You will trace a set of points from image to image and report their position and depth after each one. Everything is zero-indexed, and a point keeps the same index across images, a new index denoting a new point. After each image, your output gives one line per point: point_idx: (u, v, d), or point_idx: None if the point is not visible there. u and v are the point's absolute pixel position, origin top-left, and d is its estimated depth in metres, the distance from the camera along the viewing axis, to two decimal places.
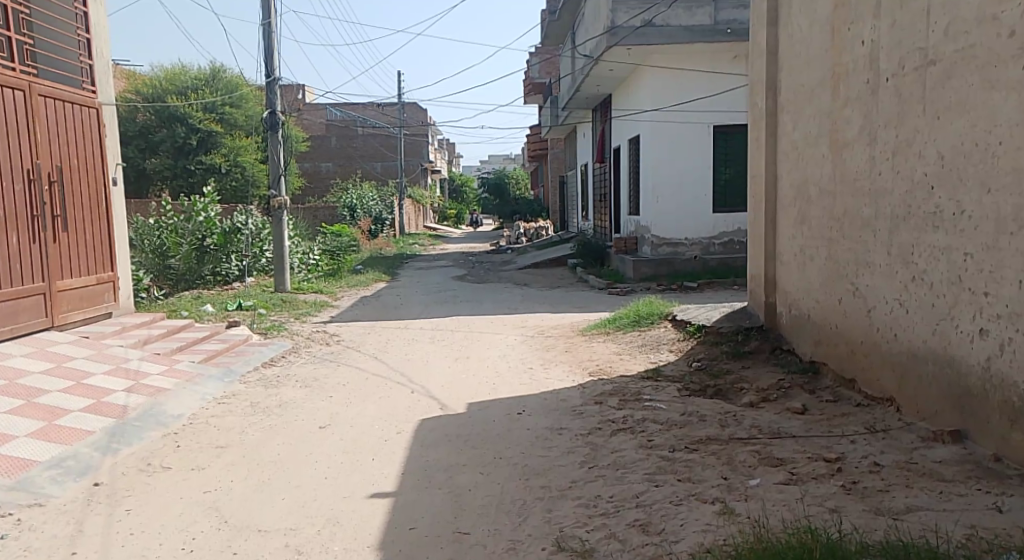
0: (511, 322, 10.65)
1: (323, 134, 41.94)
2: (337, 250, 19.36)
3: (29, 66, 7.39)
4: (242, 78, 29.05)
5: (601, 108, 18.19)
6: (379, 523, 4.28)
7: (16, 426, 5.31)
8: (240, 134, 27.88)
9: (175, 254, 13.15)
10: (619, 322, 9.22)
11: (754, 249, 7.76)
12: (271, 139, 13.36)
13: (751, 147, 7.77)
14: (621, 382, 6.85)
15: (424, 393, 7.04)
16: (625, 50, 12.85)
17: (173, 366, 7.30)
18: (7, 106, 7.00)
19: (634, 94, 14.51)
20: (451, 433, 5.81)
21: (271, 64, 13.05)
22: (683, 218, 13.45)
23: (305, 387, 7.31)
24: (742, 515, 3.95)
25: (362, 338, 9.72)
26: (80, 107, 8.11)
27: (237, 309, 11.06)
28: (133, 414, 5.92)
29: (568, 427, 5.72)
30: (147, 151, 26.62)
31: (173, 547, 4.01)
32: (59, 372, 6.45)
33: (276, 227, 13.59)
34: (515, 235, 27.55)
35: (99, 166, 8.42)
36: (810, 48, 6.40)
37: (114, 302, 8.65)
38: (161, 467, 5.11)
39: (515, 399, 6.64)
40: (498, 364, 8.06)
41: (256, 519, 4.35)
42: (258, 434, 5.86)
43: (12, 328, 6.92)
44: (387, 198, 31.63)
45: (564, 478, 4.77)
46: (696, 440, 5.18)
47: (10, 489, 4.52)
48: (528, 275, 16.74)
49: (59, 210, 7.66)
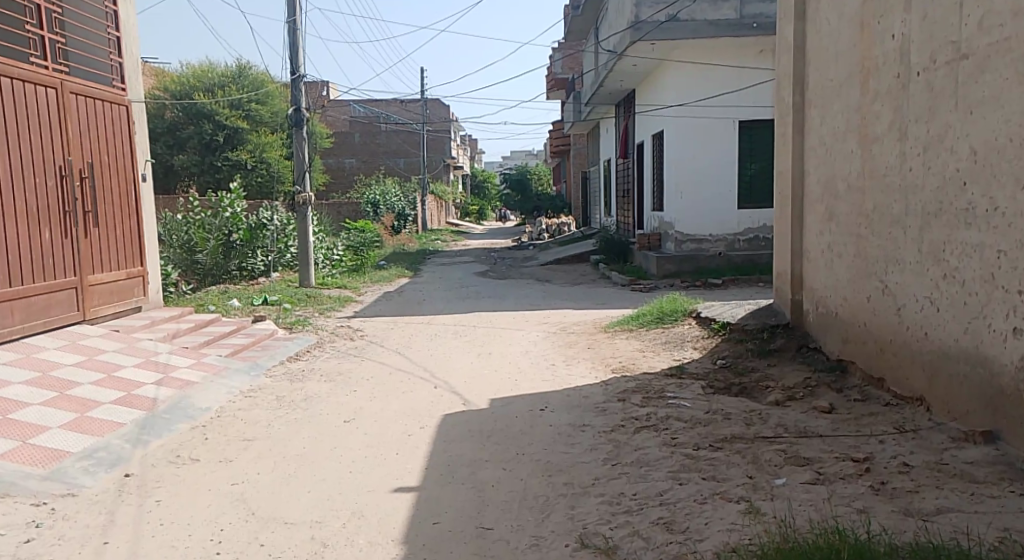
0: (534, 318, 10.64)
1: (347, 131, 42.24)
2: (361, 246, 19.35)
3: (60, 64, 7.50)
4: (268, 75, 29.29)
5: (624, 103, 18.07)
6: (404, 517, 4.31)
7: (49, 418, 5.40)
8: (265, 131, 28.10)
9: (202, 249, 13.27)
10: (642, 319, 9.16)
11: (780, 245, 7.69)
12: (296, 135, 13.48)
13: (778, 142, 7.68)
14: (644, 380, 6.82)
15: (448, 388, 7.06)
16: (649, 45, 12.79)
17: (201, 359, 7.40)
18: (40, 104, 7.11)
19: (658, 89, 14.42)
20: (473, 428, 5.83)
21: (295, 61, 13.13)
22: (707, 214, 13.36)
23: (330, 381, 7.37)
24: (768, 515, 3.92)
25: (385, 334, 9.78)
26: (110, 104, 8.21)
27: (262, 303, 11.18)
28: (162, 407, 6.01)
29: (591, 425, 5.70)
30: (175, 147, 26.93)
31: (202, 538, 4.06)
32: (91, 365, 6.56)
33: (301, 223, 13.68)
34: (537, 231, 27.53)
35: (128, 161, 8.53)
36: (837, 42, 6.32)
37: (142, 296, 8.75)
38: (189, 459, 5.17)
39: (538, 395, 6.63)
40: (520, 360, 8.05)
41: (283, 511, 4.40)
42: (283, 427, 5.91)
43: (44, 321, 7.04)
44: (410, 194, 31.74)
45: (587, 475, 4.76)
46: (720, 438, 5.14)
47: (43, 479, 4.60)
48: (550, 272, 16.72)
49: (90, 205, 7.77)
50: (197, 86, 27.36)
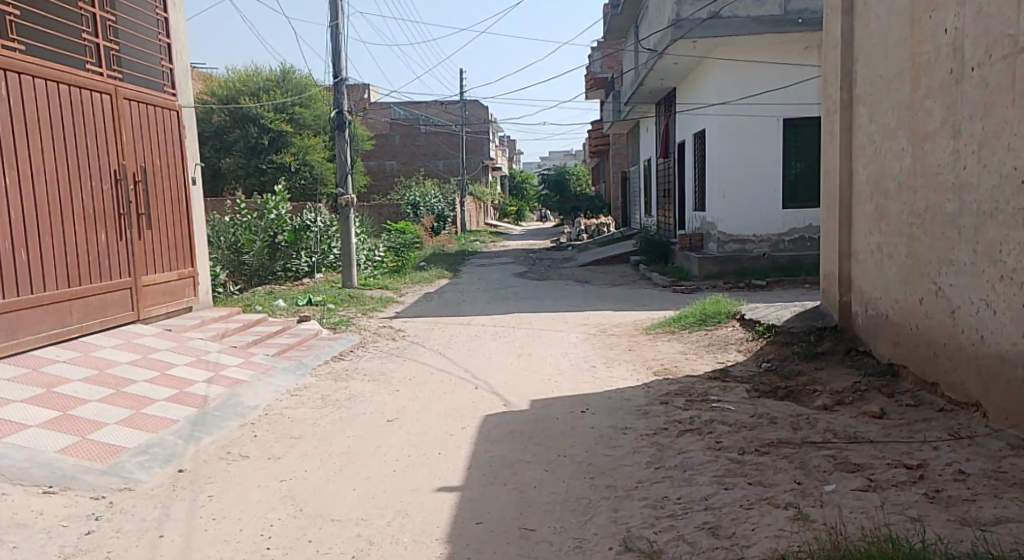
0: (575, 319, 10.61)
1: (387, 133, 42.68)
2: (402, 247, 19.50)
3: (115, 71, 7.70)
4: (311, 79, 29.70)
5: (664, 102, 17.92)
6: (449, 516, 4.33)
7: (106, 414, 5.54)
8: (309, 134, 28.52)
9: (249, 250, 13.51)
10: (684, 321, 9.08)
11: (827, 246, 7.54)
12: (338, 138, 13.66)
13: (824, 140, 7.54)
14: (688, 382, 6.74)
15: (488, 389, 7.08)
16: (691, 44, 12.64)
17: (249, 359, 7.53)
18: (95, 111, 7.31)
19: (700, 87, 14.29)
20: (515, 429, 5.83)
21: (338, 65, 13.30)
22: (752, 215, 13.17)
23: (373, 381, 7.45)
24: (817, 522, 3.85)
25: (426, 334, 9.85)
26: (162, 109, 8.40)
27: (307, 304, 11.35)
28: (213, 404, 6.13)
29: (633, 427, 5.66)
30: (222, 151, 27.51)
31: (253, 533, 4.13)
32: (144, 363, 6.72)
33: (343, 224, 13.85)
34: (576, 232, 27.44)
35: (179, 165, 8.72)
36: (887, 38, 6.18)
37: (194, 297, 8.94)
38: (239, 456, 5.27)
39: (579, 397, 6.60)
40: (561, 362, 8.03)
41: (330, 508, 4.45)
42: (328, 426, 5.99)
43: (101, 321, 7.24)
44: (449, 195, 31.92)
45: (630, 478, 4.72)
46: (767, 443, 5.07)
47: (102, 473, 4.73)
48: (590, 273, 16.65)
49: (144, 208, 7.96)
50: (243, 90, 27.88)
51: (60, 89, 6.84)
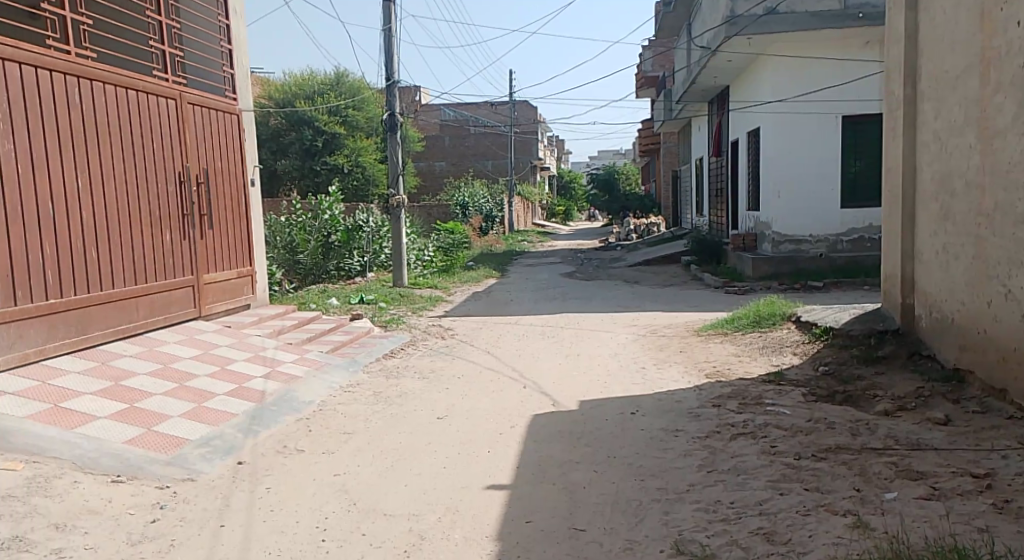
0: (624, 320, 10.53)
1: (437, 133, 43.10)
2: (451, 247, 19.62)
3: (179, 76, 7.92)
4: (365, 81, 30.11)
5: (717, 100, 17.66)
6: (498, 514, 4.34)
7: (169, 407, 5.70)
8: (361, 135, 28.94)
9: (304, 249, 13.80)
10: (737, 322, 8.93)
11: (889, 247, 7.33)
12: (390, 140, 13.82)
13: (886, 137, 7.33)
14: (741, 385, 6.63)
15: (537, 389, 7.06)
16: (745, 41, 12.49)
17: (304, 355, 7.66)
18: (161, 115, 7.53)
19: (754, 84, 14.05)
20: (565, 429, 5.81)
21: (390, 67, 13.45)
22: (809, 214, 12.88)
23: (423, 379, 7.50)
24: (878, 530, 3.74)
25: (475, 333, 9.88)
26: (223, 113, 8.61)
27: (359, 302, 11.52)
28: (270, 399, 6.26)
29: (684, 430, 5.59)
30: (279, 153, 28.07)
31: (308, 525, 4.21)
32: (205, 358, 6.89)
33: (394, 224, 14.00)
34: (625, 231, 27.25)
35: (239, 167, 8.93)
36: (955, 32, 5.98)
37: (251, 295, 9.15)
38: (296, 450, 5.37)
39: (630, 398, 6.55)
40: (611, 363, 7.98)
41: (383, 503, 4.50)
42: (380, 422, 6.06)
43: (165, 317, 7.45)
44: (497, 195, 32.01)
45: (681, 481, 4.66)
46: (824, 448, 4.94)
47: (166, 464, 4.87)
48: (640, 273, 16.50)
49: (206, 209, 8.17)
50: (299, 94, 28.41)
51: (128, 94, 7.05)
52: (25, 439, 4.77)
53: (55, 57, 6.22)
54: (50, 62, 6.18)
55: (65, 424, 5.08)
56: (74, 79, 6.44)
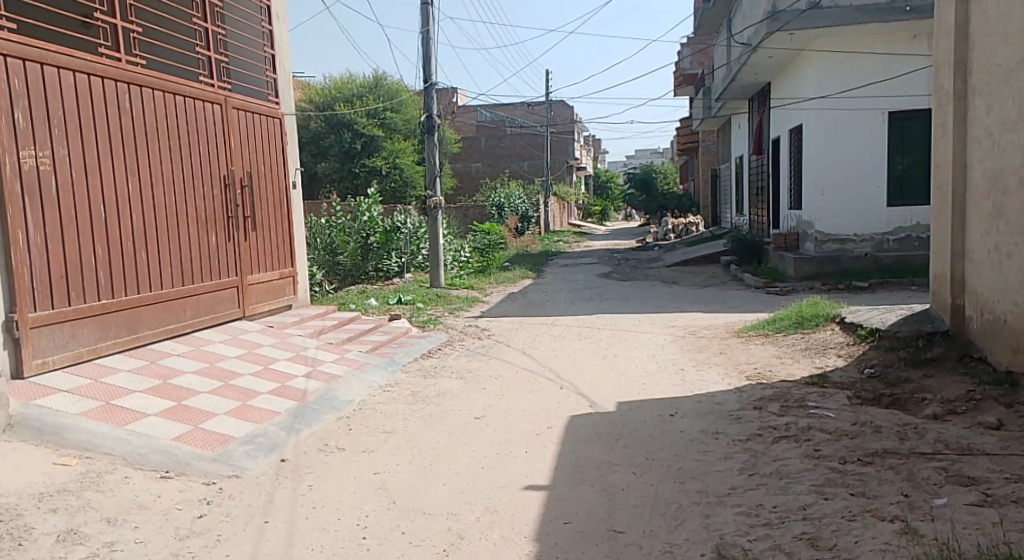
0: (662, 322, 10.44)
1: (474, 135, 43.26)
2: (486, 248, 19.67)
3: (224, 82, 8.07)
4: (402, 84, 30.35)
5: (758, 97, 17.42)
6: (537, 514, 4.33)
7: (214, 405, 5.81)
8: (399, 138, 29.18)
9: (343, 250, 13.94)
10: (779, 323, 8.79)
11: (937, 246, 7.15)
12: (427, 142, 13.91)
13: (934, 133, 7.16)
14: (783, 388, 6.52)
15: (574, 390, 7.04)
16: (788, 36, 12.29)
17: (344, 355, 7.75)
18: (207, 120, 7.67)
19: (796, 81, 13.83)
20: (603, 430, 5.78)
21: (428, 69, 13.54)
22: (853, 213, 12.64)
23: (460, 379, 7.53)
24: (928, 537, 3.66)
25: (512, 333, 9.90)
26: (266, 117, 8.76)
27: (397, 302, 11.61)
28: (311, 398, 6.34)
29: (724, 432, 5.52)
30: (319, 156, 28.41)
31: (350, 522, 4.24)
32: (249, 357, 7.01)
33: (432, 225, 14.08)
34: (662, 231, 27.05)
35: (281, 170, 9.06)
36: (1008, 25, 5.82)
37: (293, 295, 9.28)
38: (336, 448, 5.43)
39: (669, 400, 6.49)
40: (649, 364, 7.92)
41: (422, 502, 4.52)
42: (419, 421, 6.10)
43: (210, 317, 7.59)
44: (533, 196, 32.02)
45: (723, 484, 4.60)
46: (871, 453, 4.84)
47: (212, 460, 4.96)
48: (678, 274, 16.34)
49: (250, 211, 8.31)
50: (338, 97, 28.77)
51: (175, 100, 7.20)
52: (78, 436, 4.90)
53: (106, 64, 6.38)
54: (101, 69, 6.34)
55: (116, 421, 5.20)
56: (124, 86, 6.60)
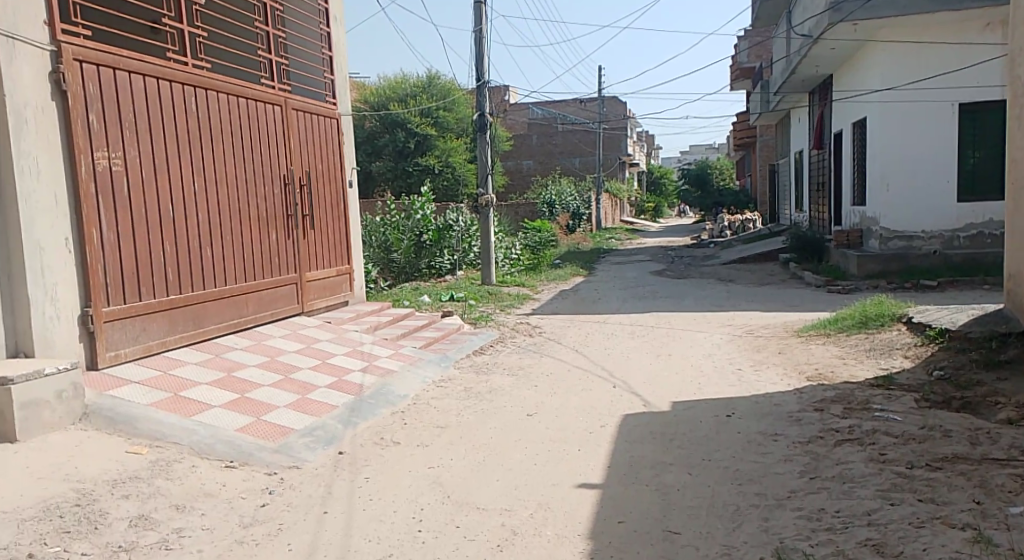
0: (718, 320, 10.26)
1: (526, 132, 43.29)
2: (537, 245, 19.65)
3: (284, 84, 8.22)
4: (456, 83, 30.52)
5: (819, 91, 16.99)
6: (590, 512, 4.31)
7: (276, 398, 5.93)
8: (451, 136, 29.38)
9: (397, 248, 14.12)
10: (842, 323, 8.55)
11: (1012, 242, 6.86)
12: (480, 140, 13.97)
13: (1009, 125, 6.86)
14: (846, 389, 6.35)
15: (627, 388, 6.97)
16: (852, 26, 11.94)
17: (399, 350, 7.83)
18: (268, 121, 7.84)
19: (861, 73, 13.43)
20: (658, 430, 5.70)
21: (482, 67, 13.57)
22: (921, 209, 12.23)
23: (513, 375, 7.54)
24: (1002, 547, 3.52)
25: (563, 331, 9.87)
26: (324, 118, 8.90)
27: (449, 299, 11.68)
28: (368, 392, 6.42)
29: (784, 434, 5.39)
30: (373, 155, 28.75)
31: (405, 515, 4.28)
32: (308, 352, 7.14)
33: (483, 223, 14.13)
34: (718, 228, 26.63)
35: (338, 169, 9.20)
36: None
37: (349, 292, 9.41)
38: (391, 442, 5.48)
39: (725, 400, 6.37)
40: (705, 364, 7.78)
41: (476, 497, 4.53)
42: (472, 417, 6.12)
43: (271, 313, 7.75)
44: (585, 193, 31.88)
45: (782, 487, 4.50)
46: (940, 458, 4.68)
47: (273, 451, 5.07)
48: (734, 271, 16.05)
49: (308, 209, 8.46)
50: (393, 97, 29.12)
51: (238, 102, 7.37)
52: (148, 425, 5.06)
53: (174, 68, 6.56)
54: (169, 74, 6.52)
55: (183, 412, 5.35)
56: (190, 89, 6.78)
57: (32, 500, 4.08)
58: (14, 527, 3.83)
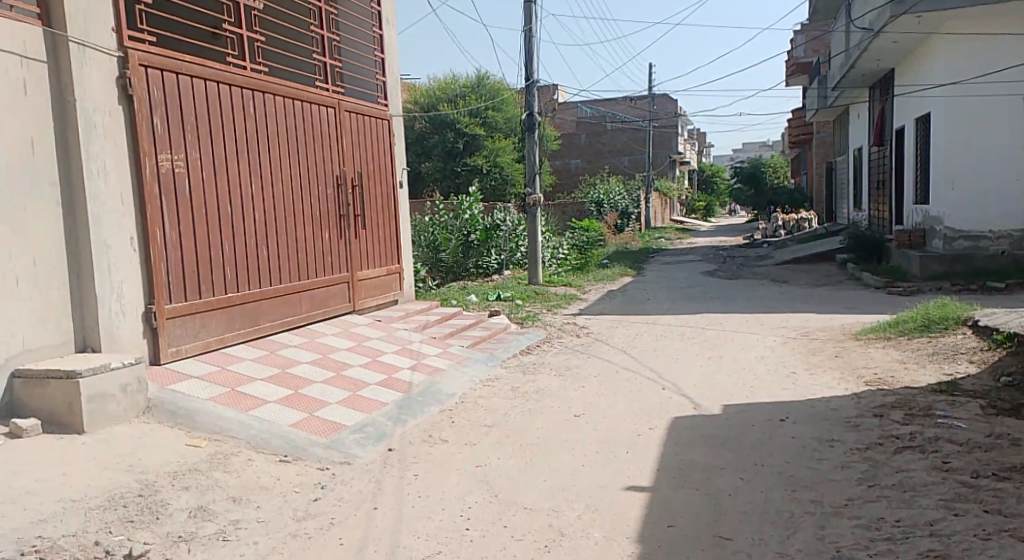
0: (771, 322, 10.05)
1: (574, 132, 43.14)
2: (585, 245, 19.52)
3: (338, 86, 8.33)
4: (504, 83, 30.60)
5: (880, 86, 16.52)
6: (638, 515, 4.26)
7: (328, 394, 6.01)
8: (500, 136, 29.48)
9: (445, 248, 14.12)
10: (902, 326, 8.28)
11: None
12: (528, 139, 13.97)
13: None
14: (907, 394, 6.15)
15: (676, 390, 6.88)
16: (914, 19, 11.61)
17: (447, 349, 7.88)
18: (323, 123, 7.96)
19: (923, 67, 13.03)
20: (708, 433, 5.61)
21: (531, 66, 13.57)
22: (988, 208, 11.79)
23: (560, 375, 7.52)
24: None
25: (611, 332, 9.79)
26: (376, 119, 9.00)
27: (497, 299, 11.71)
28: (417, 390, 6.48)
29: (840, 440, 5.25)
30: (422, 155, 28.99)
31: (453, 513, 4.30)
32: (359, 350, 7.22)
33: (531, 223, 14.11)
34: (771, 228, 26.15)
35: (389, 170, 9.28)
36: None
37: (399, 291, 9.50)
38: (439, 440, 5.51)
39: (779, 404, 6.24)
40: (757, 366, 7.62)
41: (523, 497, 4.52)
42: (519, 416, 6.12)
43: (324, 311, 7.87)
44: (634, 192, 31.59)
45: (838, 494, 4.38)
46: (1008, 468, 4.50)
47: (325, 446, 5.14)
48: (788, 272, 15.69)
49: (360, 210, 8.57)
50: (442, 98, 29.33)
51: (294, 105, 7.50)
52: (207, 419, 5.19)
53: (233, 73, 6.70)
54: (229, 78, 6.67)
55: (241, 406, 5.47)
56: (249, 92, 6.92)
57: (98, 489, 4.21)
58: (81, 515, 3.95)
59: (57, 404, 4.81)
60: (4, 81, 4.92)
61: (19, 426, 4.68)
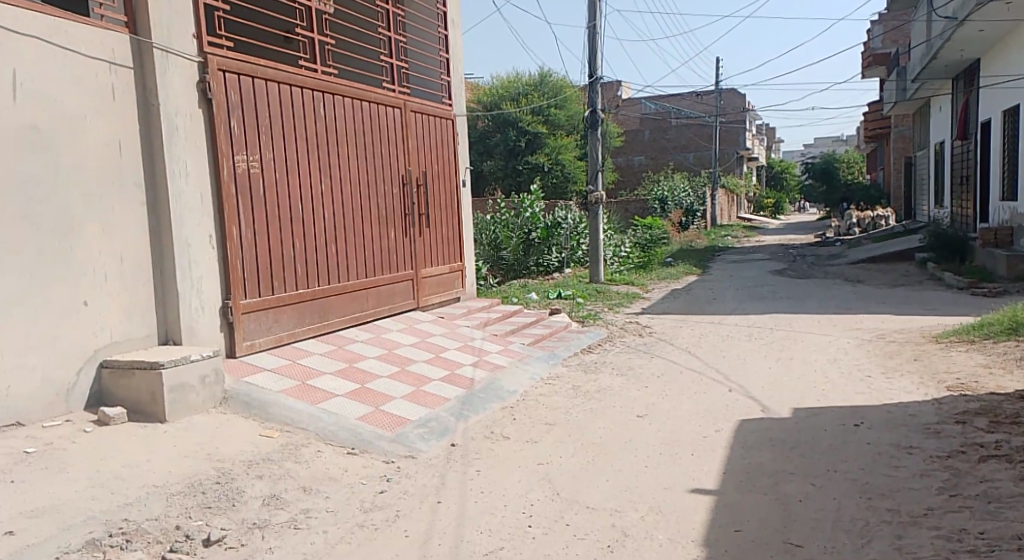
0: (843, 324, 9.73)
1: (638, 129, 42.67)
2: (648, 243, 19.27)
3: (404, 86, 8.42)
4: (567, 81, 30.48)
5: (964, 78, 15.80)
6: (704, 518, 4.18)
7: (394, 389, 6.09)
8: (561, 134, 29.41)
9: (507, 245, 14.18)
10: (987, 330, 7.91)
11: None
12: (590, 137, 13.91)
13: None
14: (992, 401, 5.87)
15: (743, 393, 6.72)
16: (1003, 6, 11.11)
17: (507, 346, 7.89)
18: (389, 123, 8.06)
19: (1012, 56, 12.45)
20: (776, 437, 5.46)
21: (596, 62, 13.47)
22: None
23: (623, 375, 7.44)
24: None
25: (675, 331, 9.65)
26: (440, 119, 9.07)
27: (557, 297, 11.69)
28: (479, 386, 6.51)
29: (919, 447, 5.04)
30: (484, 154, 29.11)
31: (516, 510, 4.30)
32: (423, 346, 7.30)
33: (593, 220, 14.01)
34: (844, 226, 25.35)
35: (452, 169, 9.34)
36: None
37: (461, 288, 9.56)
38: (501, 436, 5.52)
39: (852, 409, 6.03)
40: (829, 369, 7.39)
41: (586, 496, 4.49)
42: (582, 415, 6.09)
43: (389, 307, 7.98)
44: (699, 189, 31.08)
45: (917, 503, 4.21)
46: None
47: (390, 440, 5.21)
48: (861, 271, 15.18)
49: (424, 208, 8.65)
50: (505, 96, 29.42)
51: (361, 106, 7.62)
52: (279, 411, 5.33)
53: (304, 75, 6.85)
54: (301, 81, 6.82)
55: (310, 399, 5.60)
56: (319, 94, 7.06)
57: (178, 476, 4.37)
58: (164, 500, 4.11)
59: (141, 394, 5.01)
60: (94, 86, 5.14)
61: (106, 414, 4.86)
